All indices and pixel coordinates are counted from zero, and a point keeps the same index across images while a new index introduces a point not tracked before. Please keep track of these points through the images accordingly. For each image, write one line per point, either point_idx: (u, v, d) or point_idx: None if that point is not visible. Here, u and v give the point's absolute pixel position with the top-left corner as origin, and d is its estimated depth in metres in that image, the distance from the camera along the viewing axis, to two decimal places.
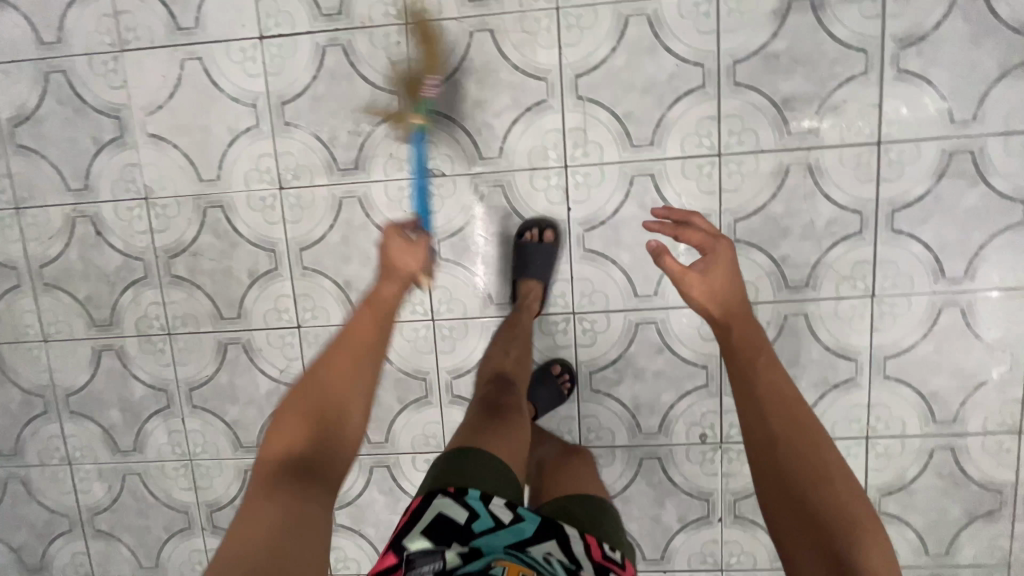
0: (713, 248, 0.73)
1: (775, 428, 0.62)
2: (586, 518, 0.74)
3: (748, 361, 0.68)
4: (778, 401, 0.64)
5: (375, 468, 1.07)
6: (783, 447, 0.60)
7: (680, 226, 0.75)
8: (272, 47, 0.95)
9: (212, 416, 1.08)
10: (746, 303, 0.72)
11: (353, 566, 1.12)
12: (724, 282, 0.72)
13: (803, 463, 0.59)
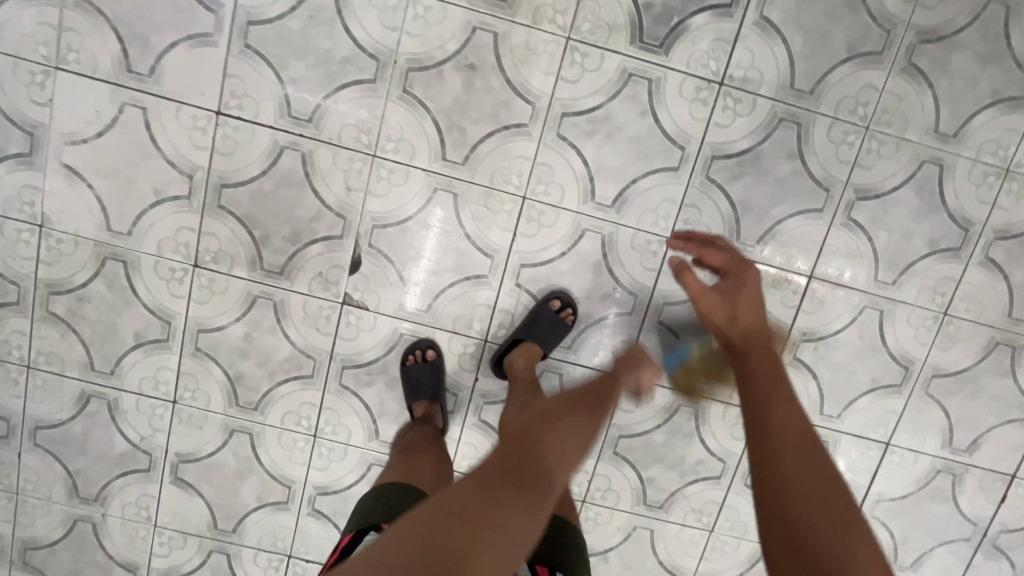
0: (738, 272, 0.77)
1: (773, 473, 0.54)
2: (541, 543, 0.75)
3: (757, 368, 0.64)
4: (797, 428, 0.57)
5: (213, 552, 1.06)
6: (789, 509, 0.51)
7: (705, 248, 0.82)
8: (226, 126, 0.89)
9: (53, 458, 1.01)
10: (766, 325, 0.71)
11: None
12: (747, 303, 0.73)
13: (836, 534, 0.48)
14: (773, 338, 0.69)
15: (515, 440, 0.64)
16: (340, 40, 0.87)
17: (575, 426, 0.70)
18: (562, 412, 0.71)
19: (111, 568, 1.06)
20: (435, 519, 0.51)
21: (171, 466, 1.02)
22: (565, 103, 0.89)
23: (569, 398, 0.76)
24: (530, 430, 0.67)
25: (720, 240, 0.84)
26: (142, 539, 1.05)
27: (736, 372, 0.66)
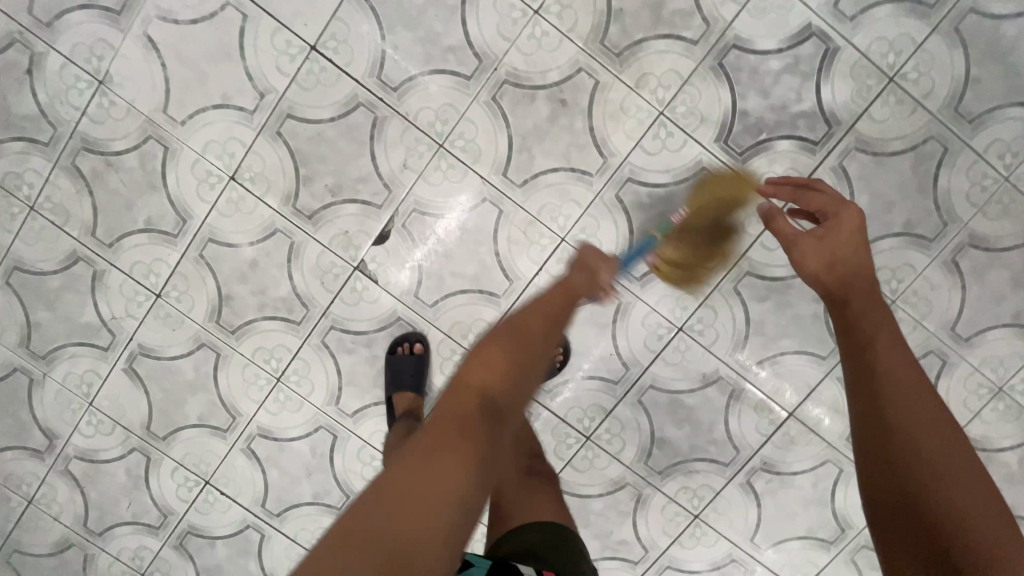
0: (836, 212, 0.67)
1: (892, 431, 0.52)
2: (549, 551, 0.67)
3: (873, 331, 0.58)
4: (907, 381, 0.54)
5: (134, 451, 1.04)
6: (905, 477, 0.50)
7: (799, 191, 0.72)
8: (315, 62, 0.90)
9: (18, 302, 1.00)
10: (869, 264, 0.63)
11: (53, 510, 1.08)
12: (846, 246, 0.64)
13: (968, 508, 0.47)
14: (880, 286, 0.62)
15: (438, 421, 0.52)
16: (453, 29, 0.88)
17: (509, 380, 0.57)
18: (510, 348, 0.60)
19: (30, 428, 1.04)
20: (354, 527, 0.42)
21: (129, 354, 1.01)
22: (634, 169, 0.91)
23: (515, 322, 0.66)
24: (463, 402, 0.54)
25: (818, 183, 0.71)
26: (72, 412, 1.03)
27: (839, 326, 0.60)
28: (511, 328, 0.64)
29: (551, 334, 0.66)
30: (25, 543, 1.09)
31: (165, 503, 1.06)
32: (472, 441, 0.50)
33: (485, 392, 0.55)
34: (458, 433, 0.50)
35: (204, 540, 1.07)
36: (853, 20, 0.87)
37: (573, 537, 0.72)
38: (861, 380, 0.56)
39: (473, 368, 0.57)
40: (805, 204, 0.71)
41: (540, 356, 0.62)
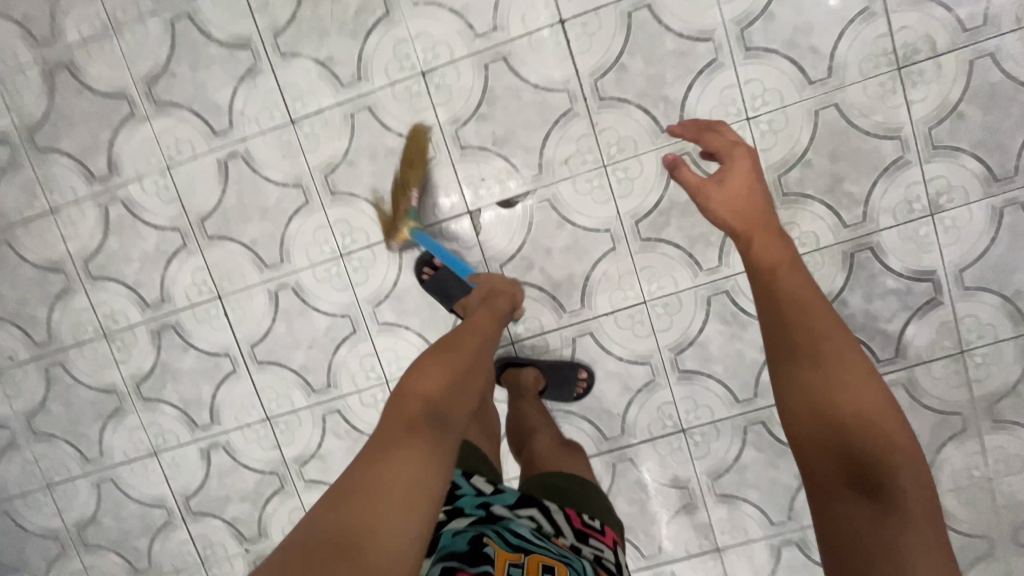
0: (728, 154, 0.77)
1: (789, 351, 0.59)
2: (570, 492, 0.78)
3: (773, 269, 0.65)
4: (790, 305, 0.62)
5: (176, 231, 1.05)
6: (797, 381, 0.57)
7: (700, 133, 0.81)
8: (554, 35, 0.96)
9: (169, 45, 1.00)
10: (772, 216, 0.72)
11: (67, 232, 1.07)
12: (753, 199, 0.73)
13: (850, 402, 0.54)
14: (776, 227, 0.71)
15: (383, 429, 0.59)
16: (677, 87, 0.95)
17: (451, 399, 0.63)
18: (447, 365, 0.66)
19: (99, 153, 1.04)
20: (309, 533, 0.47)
21: (232, 151, 1.02)
22: (736, 287, 1.00)
23: (455, 344, 0.70)
24: (407, 413, 0.60)
25: (721, 127, 0.83)
26: (146, 164, 1.04)
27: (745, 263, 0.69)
28: (460, 347, 0.70)
29: (497, 324, 0.81)
30: (22, 243, 1.08)
31: (170, 291, 1.07)
32: (456, 391, 0.64)
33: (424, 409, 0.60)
34: (395, 442, 0.56)
35: (182, 343, 1.08)
36: (965, 290, 0.98)
37: (591, 484, 0.81)
38: (770, 310, 0.63)
39: (420, 385, 0.62)
40: (705, 146, 0.80)
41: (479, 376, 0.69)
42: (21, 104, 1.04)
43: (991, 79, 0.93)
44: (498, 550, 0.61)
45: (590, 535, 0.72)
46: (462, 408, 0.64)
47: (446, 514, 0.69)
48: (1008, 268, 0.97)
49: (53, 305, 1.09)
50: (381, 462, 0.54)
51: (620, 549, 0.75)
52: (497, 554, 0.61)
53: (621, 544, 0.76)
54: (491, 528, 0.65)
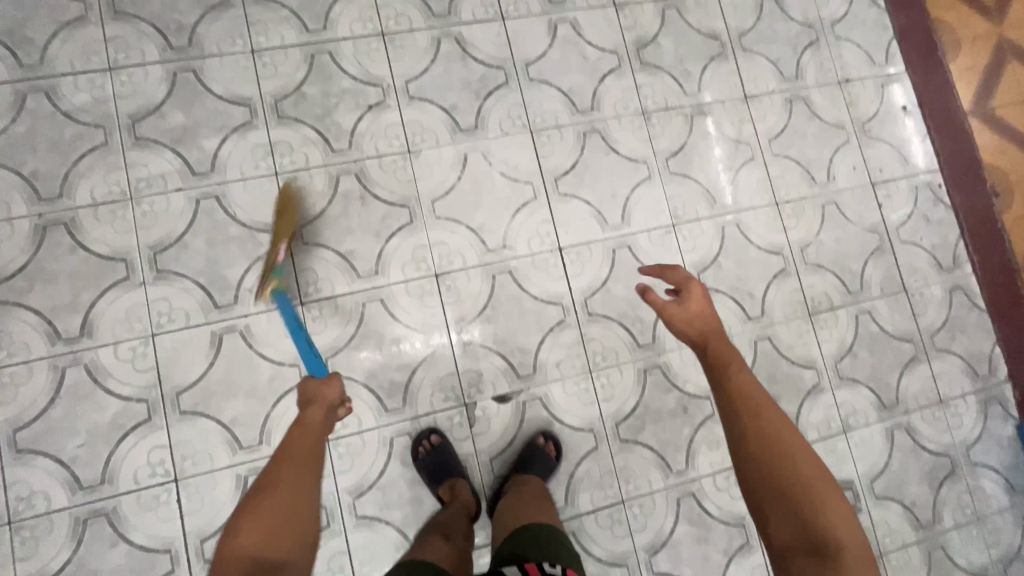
0: (686, 286, 0.80)
1: (744, 446, 0.67)
2: (532, 548, 0.77)
3: (725, 370, 0.73)
4: (737, 401, 0.69)
5: (142, 403, 0.97)
6: (754, 467, 0.65)
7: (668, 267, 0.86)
8: (553, 257, 1.13)
9: (187, 219, 1.02)
10: (718, 324, 0.78)
11: (2, 395, 0.94)
12: (699, 311, 0.79)
13: (795, 489, 0.63)
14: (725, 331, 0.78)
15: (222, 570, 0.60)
16: (651, 311, 1.14)
17: (281, 542, 0.63)
18: (253, 522, 0.63)
19: (73, 313, 0.97)
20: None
21: (230, 325, 1.01)
22: (700, 489, 1.10)
23: (272, 492, 0.66)
24: (224, 572, 0.60)
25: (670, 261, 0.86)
26: (127, 329, 0.98)
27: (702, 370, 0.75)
28: (267, 505, 0.64)
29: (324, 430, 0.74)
30: None
31: (115, 471, 0.94)
32: (266, 505, 0.65)
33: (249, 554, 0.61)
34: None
35: (112, 535, 0.93)
36: (875, 499, 1.17)
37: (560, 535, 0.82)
38: (727, 411, 0.70)
39: (240, 534, 0.62)
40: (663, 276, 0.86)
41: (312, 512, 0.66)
42: None
43: (872, 330, 1.23)
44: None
45: None
46: (292, 542, 0.63)
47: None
48: (903, 482, 1.18)
49: None
50: (253, 552, 0.61)
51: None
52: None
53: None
54: None
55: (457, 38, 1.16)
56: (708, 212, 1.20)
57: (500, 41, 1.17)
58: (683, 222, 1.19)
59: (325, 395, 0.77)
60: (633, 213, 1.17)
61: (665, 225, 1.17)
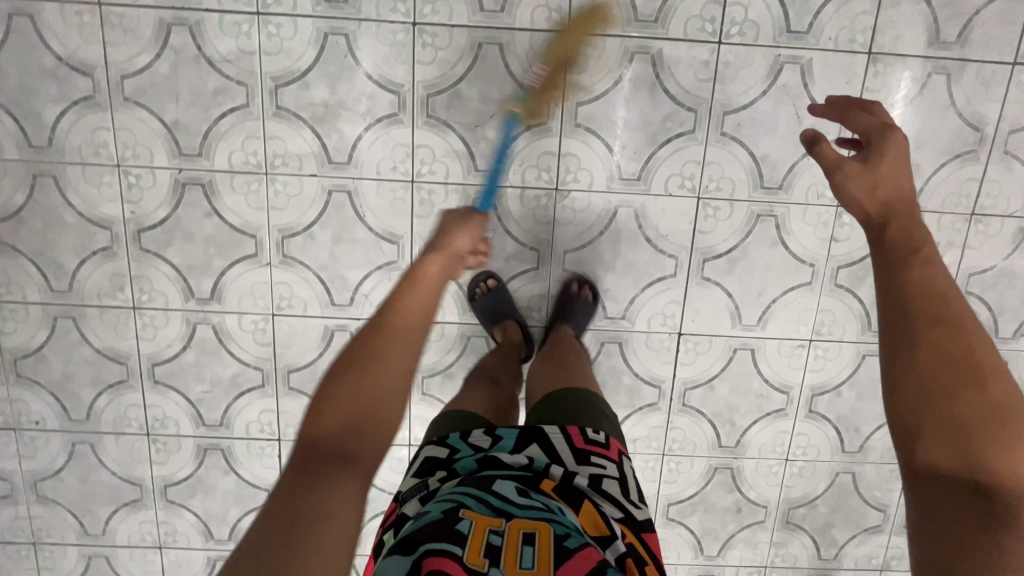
0: (880, 137, 0.74)
1: (911, 342, 0.57)
2: (568, 416, 0.82)
3: (905, 259, 0.62)
4: (921, 292, 0.59)
5: (259, 371, 1.06)
6: (921, 365, 0.56)
7: (848, 116, 0.80)
8: (669, 341, 1.06)
9: (316, 210, 0.99)
10: (914, 207, 0.68)
11: (143, 331, 1.04)
12: (892, 180, 0.70)
13: (965, 406, 0.53)
14: (917, 214, 0.68)
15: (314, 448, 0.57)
16: (746, 418, 1.10)
17: (391, 384, 0.63)
18: (342, 398, 0.61)
19: (206, 275, 1.02)
20: (291, 484, 0.54)
21: (342, 324, 1.05)
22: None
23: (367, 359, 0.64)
24: (325, 443, 0.57)
25: (876, 106, 0.80)
26: (252, 303, 1.03)
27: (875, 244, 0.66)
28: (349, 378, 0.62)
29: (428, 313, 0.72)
30: (88, 325, 1.03)
31: (231, 419, 1.09)
32: (341, 389, 0.61)
33: (319, 426, 0.58)
34: (317, 463, 0.55)
35: (225, 467, 1.11)
36: None
37: (580, 394, 0.87)
38: (892, 307, 0.60)
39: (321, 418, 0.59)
40: (850, 124, 0.79)
41: (389, 414, 0.61)
42: (137, 200, 0.98)
43: None
44: (477, 520, 0.62)
45: (594, 451, 0.76)
46: (333, 426, 0.59)
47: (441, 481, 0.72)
48: None
49: (104, 391, 1.06)
50: (360, 453, 0.57)
51: (626, 459, 0.79)
52: (474, 525, 0.61)
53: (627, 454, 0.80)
54: (473, 496, 0.65)
55: (653, 58, 0.94)
56: (856, 335, 1.07)
57: (703, 75, 0.94)
58: (822, 340, 1.07)
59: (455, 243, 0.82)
60: (772, 318, 1.05)
61: (800, 339, 1.07)
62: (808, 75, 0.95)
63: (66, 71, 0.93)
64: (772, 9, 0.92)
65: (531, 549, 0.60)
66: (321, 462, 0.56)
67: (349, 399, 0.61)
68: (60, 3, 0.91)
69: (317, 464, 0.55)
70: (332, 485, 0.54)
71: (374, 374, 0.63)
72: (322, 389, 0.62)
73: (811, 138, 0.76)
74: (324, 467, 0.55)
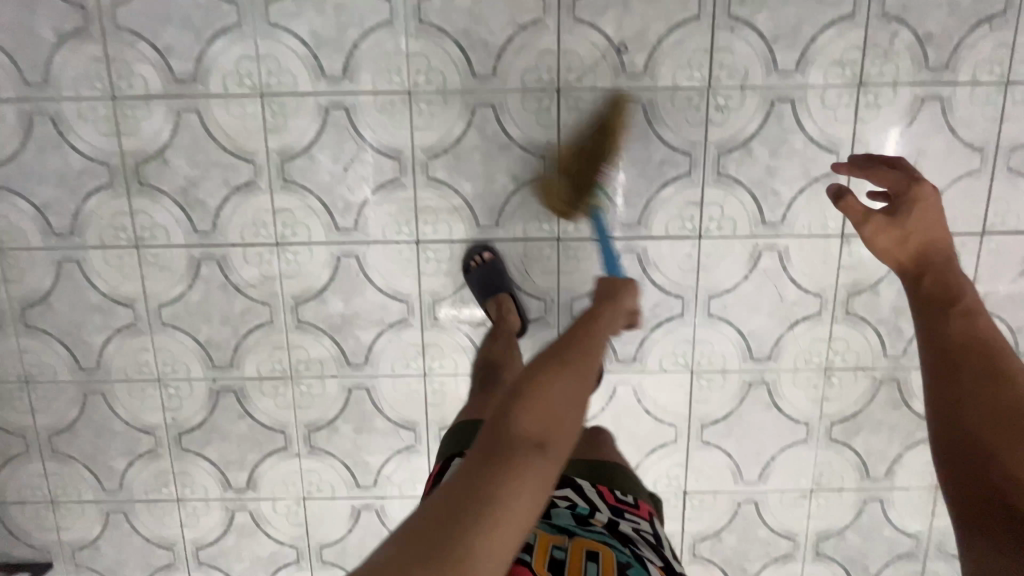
0: (902, 197, 0.77)
1: (967, 387, 0.62)
2: (602, 476, 0.82)
3: (950, 307, 0.67)
4: (970, 341, 0.64)
5: (294, 549, 1.15)
6: (971, 412, 0.61)
7: (869, 172, 0.82)
8: (675, 499, 1.12)
9: (339, 405, 1.08)
10: (950, 257, 0.73)
11: (187, 518, 1.13)
12: (929, 228, 0.75)
13: (1022, 461, 0.56)
14: (953, 261, 0.73)
15: (482, 456, 0.51)
16: (754, 564, 1.15)
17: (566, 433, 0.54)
18: (546, 400, 0.54)
19: (241, 468, 1.11)
20: (450, 498, 0.48)
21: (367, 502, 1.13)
22: None
23: (567, 369, 0.56)
24: (513, 437, 0.52)
25: (902, 162, 0.81)
26: (284, 489, 1.12)
27: (913, 290, 0.72)
28: (545, 384, 0.55)
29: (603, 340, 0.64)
30: (138, 517, 1.13)
31: None
32: (542, 397, 0.54)
33: (518, 423, 0.53)
34: (512, 466, 0.50)
35: None
36: None
37: (615, 466, 0.85)
38: (943, 349, 0.65)
39: (525, 411, 0.53)
40: (873, 181, 0.81)
41: (571, 426, 0.54)
42: (177, 407, 1.08)
43: None
44: (540, 538, 0.65)
45: (625, 508, 0.77)
46: (533, 432, 0.52)
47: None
48: None
49: (154, 572, 1.16)
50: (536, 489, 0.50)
51: (656, 521, 0.79)
52: (539, 540, 0.65)
53: (656, 516, 0.81)
54: None
55: (639, 255, 1.01)
56: (854, 482, 1.11)
57: (687, 265, 1.01)
58: (823, 490, 1.12)
59: (625, 303, 0.71)
60: (773, 473, 1.11)
61: (801, 490, 1.12)
62: (786, 259, 1.01)
63: (109, 304, 1.03)
64: (747, 204, 0.99)
65: (595, 562, 0.63)
66: (493, 484, 0.49)
67: (541, 416, 0.53)
68: (101, 248, 1.01)
69: (493, 475, 0.49)
70: (500, 513, 0.48)
71: (557, 422, 0.54)
72: (527, 377, 0.56)
73: (836, 192, 0.79)
74: (496, 469, 0.50)
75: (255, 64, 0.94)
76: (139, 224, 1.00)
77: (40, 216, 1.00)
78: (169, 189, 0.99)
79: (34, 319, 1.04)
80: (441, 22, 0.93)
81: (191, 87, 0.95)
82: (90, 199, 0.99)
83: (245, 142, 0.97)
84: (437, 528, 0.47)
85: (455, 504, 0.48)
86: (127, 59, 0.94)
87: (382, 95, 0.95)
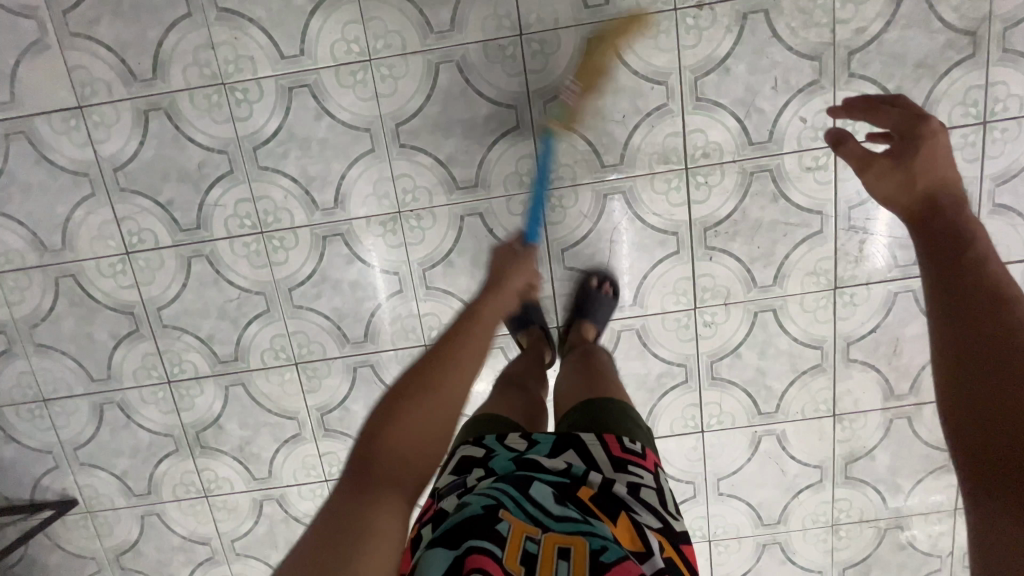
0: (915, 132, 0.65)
1: (950, 310, 0.47)
2: (606, 425, 0.73)
3: (945, 206, 0.57)
4: (962, 260, 0.50)
5: None
6: (964, 344, 0.45)
7: (869, 108, 0.69)
8: None
9: None
10: (955, 181, 0.60)
11: None
12: (932, 164, 0.61)
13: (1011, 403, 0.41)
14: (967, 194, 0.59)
15: (340, 483, 0.52)
16: None
17: (405, 436, 0.55)
18: (417, 401, 0.56)
19: None
20: (318, 522, 0.49)
21: None
22: None
23: (430, 377, 0.58)
24: (378, 449, 0.54)
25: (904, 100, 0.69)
26: None
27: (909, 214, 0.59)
28: (391, 396, 0.57)
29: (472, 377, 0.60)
30: None
31: None
32: (393, 419, 0.55)
33: (372, 436, 0.54)
34: (370, 484, 0.51)
35: None
36: None
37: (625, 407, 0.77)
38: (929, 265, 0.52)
39: (397, 409, 0.56)
40: (868, 118, 0.69)
41: (441, 436, 0.57)
42: None
43: None
44: (511, 525, 0.54)
45: (630, 460, 0.67)
46: (397, 458, 0.54)
47: (478, 480, 0.63)
48: None
49: None
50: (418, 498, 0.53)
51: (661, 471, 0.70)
52: (511, 530, 0.54)
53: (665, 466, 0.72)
54: (509, 495, 0.57)
55: None
56: None
57: (693, 455, 1.12)
58: None
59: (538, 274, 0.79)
60: None
61: None
62: (784, 439, 1.10)
63: (190, 543, 1.17)
64: (742, 400, 1.08)
65: (568, 561, 0.52)
66: (359, 497, 0.50)
67: (420, 434, 0.56)
68: (177, 501, 1.15)
69: (358, 492, 0.51)
70: (401, 510, 0.51)
71: (413, 435, 0.55)
72: (385, 394, 0.57)
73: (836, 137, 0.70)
74: (365, 475, 0.52)
75: (288, 339, 1.06)
76: (206, 478, 1.13)
77: (121, 482, 1.14)
78: (227, 448, 1.12)
79: (128, 562, 1.19)
80: (446, 285, 1.03)
81: (234, 364, 1.07)
82: (161, 464, 1.13)
83: (287, 403, 1.09)
84: (318, 538, 0.47)
85: (330, 515, 0.49)
86: (177, 350, 1.06)
87: (400, 349, 1.06)
